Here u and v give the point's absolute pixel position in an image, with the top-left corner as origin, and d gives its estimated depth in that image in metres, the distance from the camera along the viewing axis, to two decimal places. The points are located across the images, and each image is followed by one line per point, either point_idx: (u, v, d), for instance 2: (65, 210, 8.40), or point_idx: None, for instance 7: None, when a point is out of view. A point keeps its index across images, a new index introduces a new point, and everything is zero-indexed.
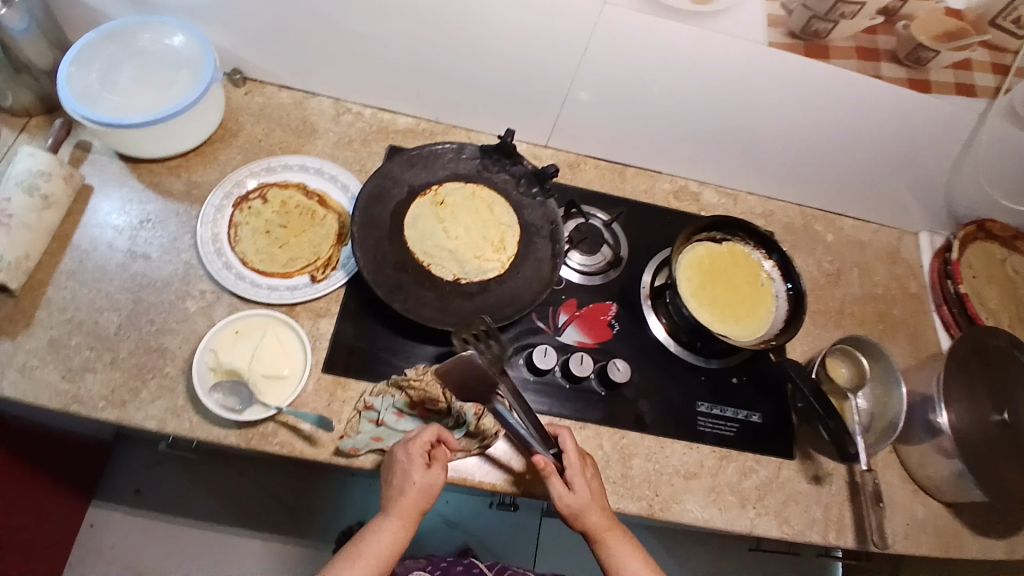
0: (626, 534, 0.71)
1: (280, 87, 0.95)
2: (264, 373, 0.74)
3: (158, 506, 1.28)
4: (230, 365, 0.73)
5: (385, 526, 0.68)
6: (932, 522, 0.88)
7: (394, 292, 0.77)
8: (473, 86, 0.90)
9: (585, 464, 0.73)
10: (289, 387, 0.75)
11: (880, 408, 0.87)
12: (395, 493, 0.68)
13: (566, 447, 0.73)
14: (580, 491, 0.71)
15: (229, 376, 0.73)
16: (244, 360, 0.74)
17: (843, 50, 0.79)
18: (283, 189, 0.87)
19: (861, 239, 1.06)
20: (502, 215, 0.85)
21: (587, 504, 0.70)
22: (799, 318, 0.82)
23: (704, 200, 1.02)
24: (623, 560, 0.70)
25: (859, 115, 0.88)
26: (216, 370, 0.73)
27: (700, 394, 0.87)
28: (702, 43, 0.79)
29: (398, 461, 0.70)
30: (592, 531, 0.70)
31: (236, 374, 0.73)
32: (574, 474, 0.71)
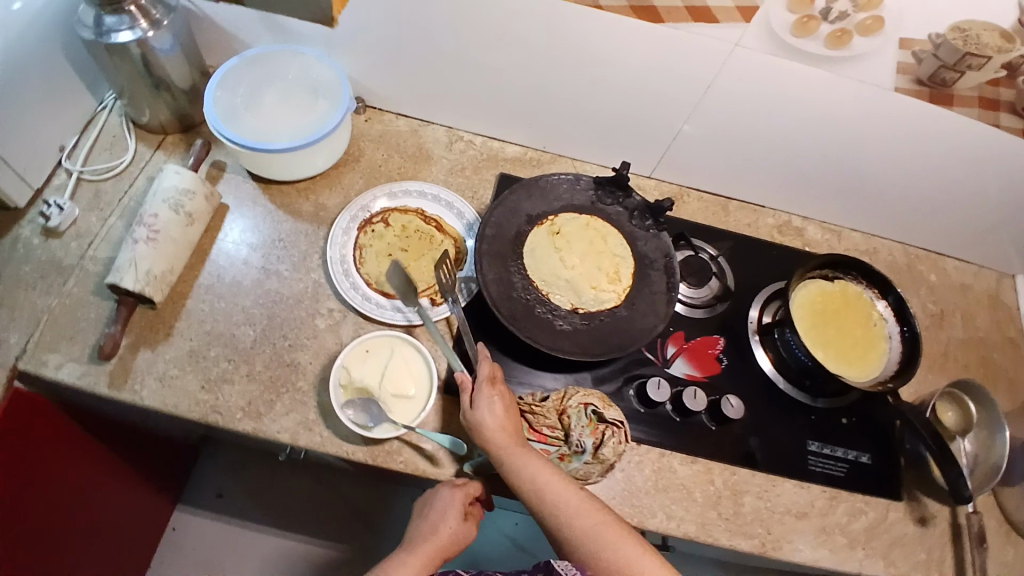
0: (530, 451, 0.70)
1: (398, 115, 0.99)
2: (393, 393, 0.76)
3: (237, 510, 1.32)
4: (361, 383, 0.76)
5: (408, 556, 0.69)
6: None
7: (516, 320, 0.79)
8: (586, 119, 0.93)
9: (490, 387, 0.73)
10: (416, 407, 0.77)
11: (983, 453, 0.85)
12: (424, 527, 0.71)
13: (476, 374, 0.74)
14: (483, 408, 0.71)
15: (359, 394, 0.76)
16: (373, 379, 0.76)
17: (966, 99, 0.79)
18: (403, 214, 0.90)
19: (965, 282, 1.05)
20: (616, 247, 0.87)
21: (506, 421, 0.72)
22: (915, 364, 0.82)
23: (808, 236, 1.02)
24: (533, 475, 0.68)
25: (977, 161, 0.88)
26: (347, 387, 0.76)
27: (809, 432, 0.87)
28: (827, 89, 0.81)
29: (433, 496, 0.73)
30: (496, 448, 0.70)
31: (366, 392, 0.76)
32: (481, 393, 0.73)
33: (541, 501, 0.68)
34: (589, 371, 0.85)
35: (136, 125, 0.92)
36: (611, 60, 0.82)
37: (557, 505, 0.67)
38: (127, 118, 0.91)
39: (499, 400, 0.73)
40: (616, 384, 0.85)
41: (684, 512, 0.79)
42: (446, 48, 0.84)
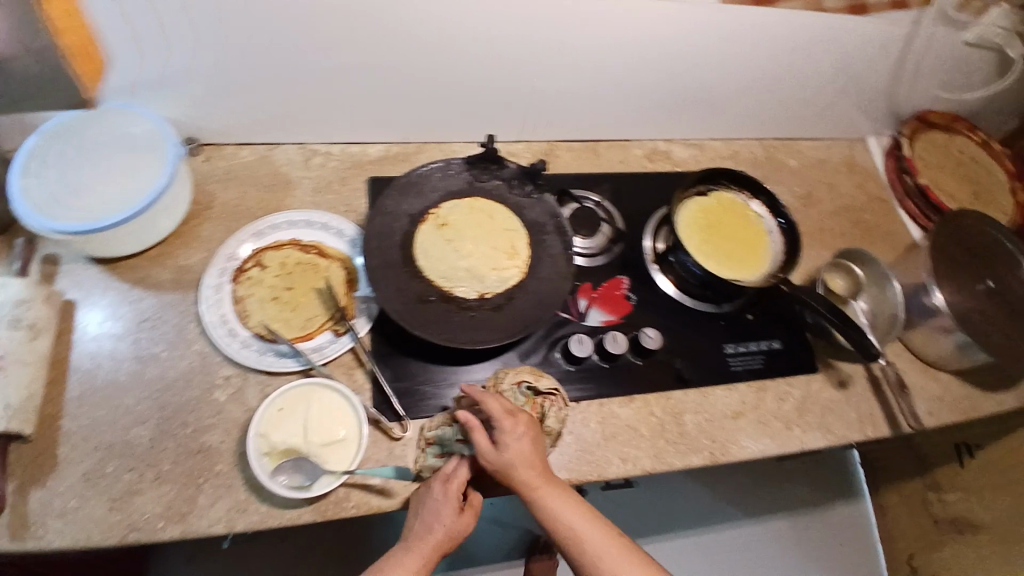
0: (561, 489, 0.70)
1: (240, 145, 0.91)
2: (322, 442, 0.72)
3: None
4: (285, 444, 0.72)
5: (409, 560, 0.68)
6: (951, 395, 0.97)
7: (427, 325, 0.76)
8: (441, 99, 0.90)
9: (513, 420, 0.71)
10: (350, 448, 0.73)
11: (880, 307, 0.95)
12: (423, 529, 0.69)
13: (493, 410, 0.70)
14: (509, 447, 0.69)
15: (287, 455, 0.72)
16: (297, 435, 0.72)
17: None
18: (278, 250, 0.83)
19: (821, 157, 1.13)
20: (506, 221, 0.86)
21: (530, 453, 0.70)
22: (797, 247, 0.88)
23: (676, 157, 1.05)
24: (566, 514, 0.68)
25: (804, 42, 0.93)
26: (271, 453, 0.71)
27: (723, 337, 0.93)
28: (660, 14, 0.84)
29: (431, 498, 0.70)
30: (523, 487, 0.68)
31: (293, 450, 0.72)
32: (501, 430, 0.70)
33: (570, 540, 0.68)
34: (513, 350, 0.86)
35: None
36: (447, 33, 0.80)
37: (593, 547, 0.68)
38: None
39: (524, 435, 0.70)
40: (542, 353, 0.86)
41: (638, 451, 0.83)
42: (271, 58, 0.78)
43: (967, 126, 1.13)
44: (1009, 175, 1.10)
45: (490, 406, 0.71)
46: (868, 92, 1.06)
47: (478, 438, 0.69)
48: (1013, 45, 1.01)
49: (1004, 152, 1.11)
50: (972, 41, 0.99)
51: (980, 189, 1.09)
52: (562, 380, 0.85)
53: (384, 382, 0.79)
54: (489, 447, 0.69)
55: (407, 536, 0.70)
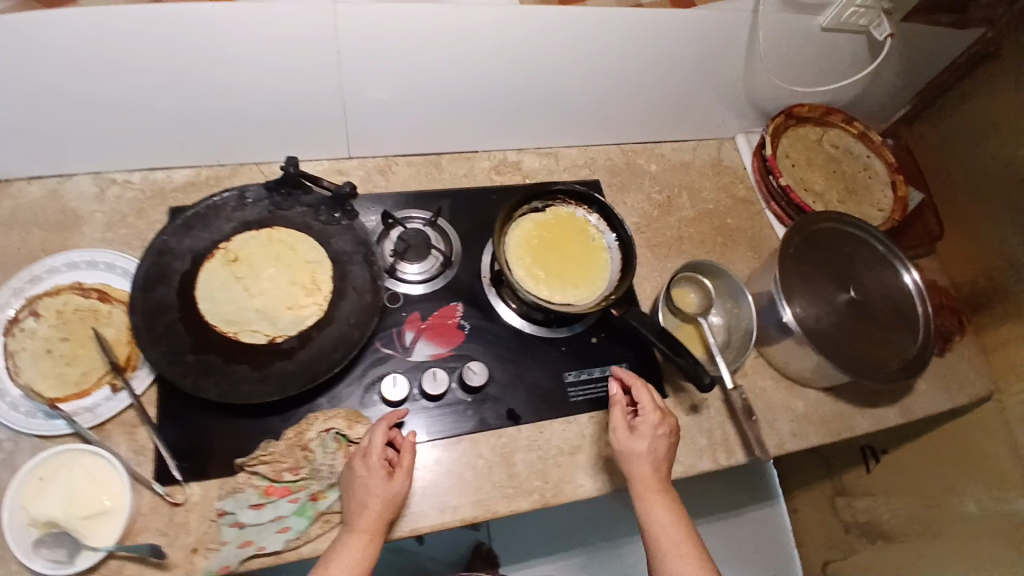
0: (667, 494, 0.72)
1: (29, 180, 0.83)
2: (83, 514, 0.66)
3: None
4: (38, 517, 0.65)
5: (359, 540, 0.67)
6: (814, 412, 0.93)
7: (202, 376, 0.69)
8: (240, 119, 0.82)
9: (661, 415, 0.76)
10: (116, 518, 0.67)
11: (735, 321, 0.91)
12: (370, 506, 0.68)
13: (641, 398, 0.77)
14: (638, 437, 0.74)
15: (39, 529, 0.65)
16: (53, 507, 0.65)
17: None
18: (54, 296, 0.76)
19: (684, 160, 1.07)
20: (307, 253, 0.79)
21: (642, 453, 0.73)
22: (631, 265, 0.82)
23: (526, 167, 0.99)
24: (660, 518, 0.70)
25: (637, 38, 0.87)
26: (21, 528, 0.64)
27: (564, 364, 0.86)
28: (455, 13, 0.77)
29: (376, 475, 0.69)
30: (635, 482, 0.73)
31: (46, 524, 0.65)
32: (642, 421, 0.75)
33: (657, 542, 0.69)
34: (324, 393, 0.79)
35: None
36: (219, 52, 0.72)
37: (670, 546, 0.69)
38: None
39: (656, 432, 0.75)
40: (357, 396, 0.79)
41: (459, 498, 0.76)
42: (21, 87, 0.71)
43: (841, 117, 1.10)
44: (890, 169, 1.09)
45: (644, 396, 0.77)
46: (727, 86, 1.00)
47: (643, 401, 0.76)
48: (880, 26, 0.96)
49: (883, 144, 1.10)
50: (829, 24, 0.94)
51: (850, 184, 1.08)
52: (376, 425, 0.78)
53: (161, 442, 0.72)
54: (625, 430, 0.75)
55: (353, 519, 0.68)
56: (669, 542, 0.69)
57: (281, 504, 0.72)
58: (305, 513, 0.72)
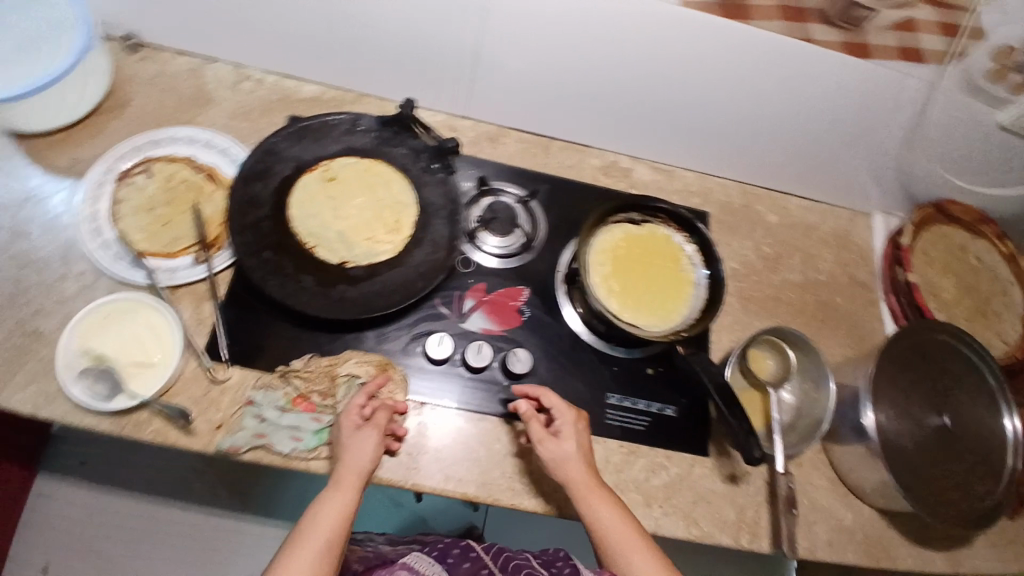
0: (608, 494, 0.70)
1: (177, 52, 0.89)
2: (131, 361, 0.71)
3: (102, 479, 1.30)
4: (98, 352, 0.71)
5: (339, 496, 0.66)
6: (862, 530, 0.84)
7: (270, 276, 0.72)
8: (379, 51, 0.85)
9: (576, 417, 0.75)
10: (156, 375, 0.71)
11: (808, 405, 0.83)
12: (354, 463, 0.67)
13: (550, 402, 0.75)
14: (564, 440, 0.72)
15: (95, 363, 0.70)
16: (111, 347, 0.71)
17: (764, 10, 0.76)
18: (170, 163, 0.82)
19: (808, 221, 0.99)
20: (398, 193, 0.79)
21: (568, 448, 0.72)
22: (717, 306, 0.76)
23: (636, 177, 0.94)
24: (610, 518, 0.68)
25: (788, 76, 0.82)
26: (82, 356, 0.70)
27: (611, 385, 0.82)
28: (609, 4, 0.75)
29: (362, 435, 0.69)
30: (572, 485, 0.70)
31: (102, 360, 0.70)
32: (561, 424, 0.74)
33: (612, 543, 0.67)
34: (373, 329, 0.79)
35: None
36: None
37: (616, 545, 0.67)
38: None
39: (576, 430, 0.74)
40: (401, 342, 0.79)
41: (465, 474, 0.75)
42: None
43: (995, 231, 0.98)
44: None
45: (548, 397, 0.76)
46: (877, 150, 0.94)
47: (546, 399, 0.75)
48: None
49: None
50: (1008, 124, 0.87)
51: (982, 305, 0.96)
52: (411, 375, 0.78)
53: (221, 319, 0.76)
54: (548, 437, 0.72)
55: (335, 476, 0.67)
56: (624, 540, 0.67)
57: (303, 416, 0.73)
58: (317, 435, 0.72)
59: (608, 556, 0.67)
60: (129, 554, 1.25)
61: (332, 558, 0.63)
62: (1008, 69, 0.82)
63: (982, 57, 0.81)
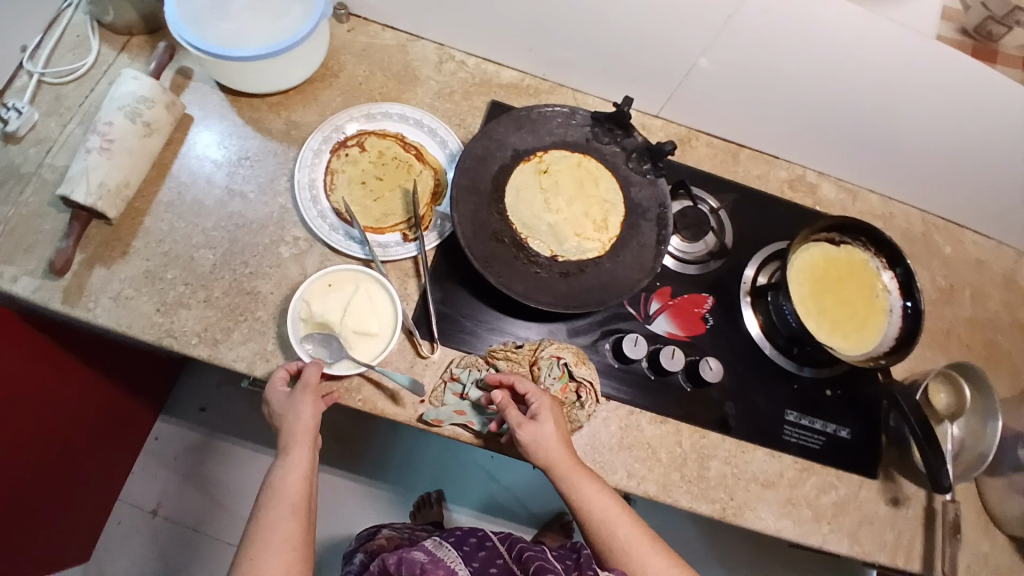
0: (590, 472, 0.67)
1: (385, 27, 0.93)
2: (355, 330, 0.72)
3: (220, 427, 1.34)
4: (322, 318, 0.72)
5: (297, 457, 0.63)
6: (1000, 561, 0.87)
7: (489, 263, 0.73)
8: (593, 50, 0.85)
9: (553, 401, 0.70)
10: (379, 344, 0.73)
11: (973, 441, 0.82)
12: (296, 426, 0.64)
13: (524, 387, 0.70)
14: (541, 418, 0.68)
15: (320, 329, 0.72)
16: (335, 314, 0.72)
17: (1010, 58, 0.77)
18: (381, 139, 0.84)
19: (981, 258, 0.98)
20: (606, 191, 0.80)
21: (551, 429, 0.67)
22: (915, 339, 0.77)
23: (821, 194, 0.94)
24: (594, 497, 0.65)
25: (1001, 129, 0.81)
26: (307, 321, 0.72)
27: (789, 402, 0.83)
28: (865, 39, 0.74)
29: (298, 398, 0.66)
30: (555, 467, 0.65)
31: (327, 327, 0.72)
32: (540, 406, 0.69)
33: (598, 520, 0.64)
34: (565, 322, 0.81)
35: (102, 26, 0.82)
36: None
37: (601, 521, 0.64)
38: (92, 17, 0.81)
39: (555, 411, 0.69)
40: (592, 337, 0.81)
41: (647, 472, 0.77)
42: None
43: None
44: None
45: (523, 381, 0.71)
46: None
47: (525, 384, 0.70)
48: None
49: None
50: None
51: None
52: (601, 373, 0.79)
53: (432, 298, 0.78)
54: (528, 420, 0.67)
55: (283, 441, 0.64)
56: (610, 516, 0.65)
57: None
58: None
59: (595, 537, 0.65)
60: (245, 498, 1.30)
61: (301, 518, 0.60)
62: None
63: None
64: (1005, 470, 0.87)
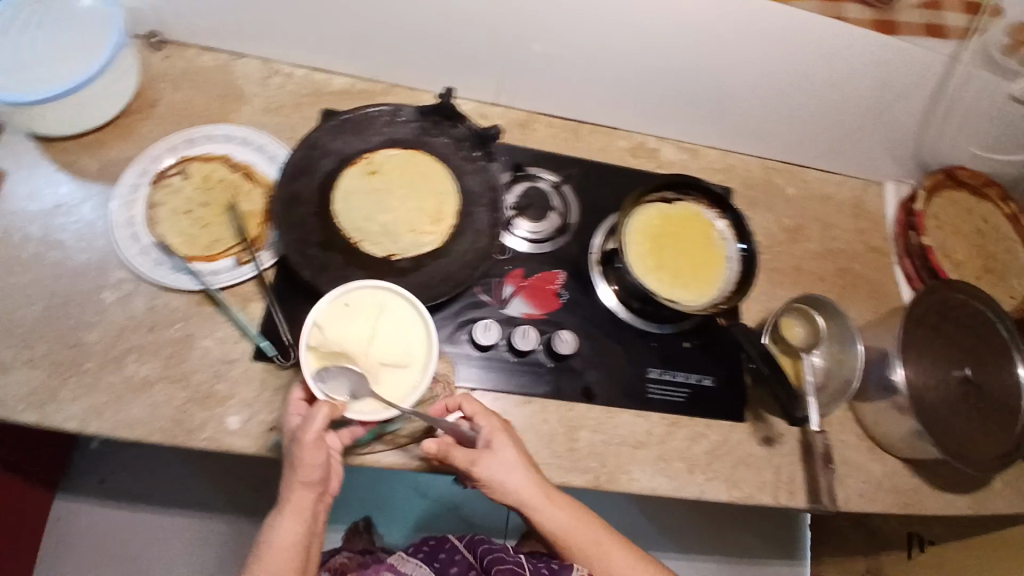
0: (560, 494, 0.70)
1: (202, 50, 0.90)
2: (381, 361, 0.67)
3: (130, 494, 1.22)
4: (336, 345, 0.67)
5: (289, 517, 0.62)
6: (891, 482, 0.89)
7: (320, 273, 0.72)
8: (411, 44, 0.85)
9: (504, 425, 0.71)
10: (414, 380, 0.68)
11: (836, 367, 0.85)
12: (302, 478, 0.62)
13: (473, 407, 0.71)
14: (498, 442, 0.69)
15: (332, 357, 0.66)
16: (348, 341, 0.67)
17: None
18: (205, 163, 0.82)
19: (826, 192, 1.02)
20: (440, 184, 0.79)
21: (511, 457, 0.68)
22: (750, 280, 0.80)
23: (663, 157, 0.97)
24: (563, 520, 0.68)
25: (815, 59, 0.83)
26: (323, 350, 0.66)
27: (650, 360, 0.85)
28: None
29: (293, 450, 0.63)
30: (521, 496, 0.67)
31: (349, 356, 0.66)
32: (490, 433, 0.69)
33: (570, 540, 0.69)
34: None
35: None
36: None
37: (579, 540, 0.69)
38: None
39: (509, 431, 0.71)
40: (446, 331, 0.81)
41: None
42: None
43: (997, 193, 1.02)
44: None
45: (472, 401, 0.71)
46: (895, 134, 0.96)
47: (468, 407, 0.71)
48: None
49: None
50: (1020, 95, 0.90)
51: (991, 263, 1.00)
52: (458, 364, 0.80)
53: (282, 320, 0.77)
54: (485, 452, 0.68)
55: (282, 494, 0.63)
56: (577, 533, 0.69)
57: None
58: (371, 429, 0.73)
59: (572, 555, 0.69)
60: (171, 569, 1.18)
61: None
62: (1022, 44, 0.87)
63: (1000, 31, 0.85)
64: (873, 394, 0.87)
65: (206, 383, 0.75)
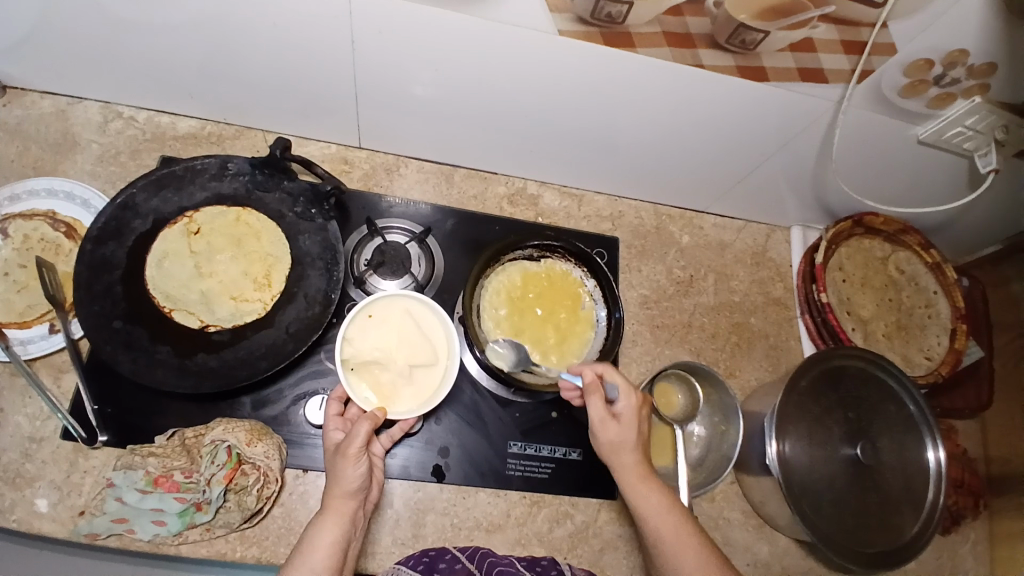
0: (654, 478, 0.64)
1: (41, 93, 0.82)
2: (411, 363, 0.69)
3: None
4: (370, 354, 0.68)
5: (326, 524, 0.60)
6: (782, 566, 0.82)
7: (122, 351, 0.65)
8: (255, 92, 0.78)
9: (641, 402, 0.66)
10: (437, 375, 0.70)
11: (718, 439, 0.81)
12: (336, 488, 0.62)
13: (617, 382, 0.65)
14: (624, 428, 0.65)
15: (369, 367, 0.68)
16: (383, 348, 0.69)
17: (649, 38, 0.64)
18: (28, 220, 0.75)
19: (723, 240, 0.97)
20: (270, 244, 0.73)
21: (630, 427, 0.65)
22: (612, 352, 0.73)
23: (543, 205, 0.92)
24: (655, 504, 0.61)
25: (683, 100, 0.72)
26: (354, 361, 0.68)
27: (511, 432, 0.78)
28: (487, 53, 0.67)
29: (336, 461, 0.62)
30: (621, 474, 0.64)
31: (380, 363, 0.68)
32: (626, 408, 0.65)
33: (648, 532, 0.61)
34: (249, 394, 0.73)
35: None
36: (237, 36, 0.67)
37: (658, 530, 0.60)
38: None
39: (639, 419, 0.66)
40: (282, 406, 0.73)
41: None
42: (32, 19, 0.67)
43: (917, 240, 0.94)
44: (956, 312, 0.92)
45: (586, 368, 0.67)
46: (800, 180, 0.88)
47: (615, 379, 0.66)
48: (986, 156, 0.79)
49: (956, 284, 0.93)
50: (927, 138, 0.77)
51: (904, 318, 0.94)
52: (292, 442, 0.73)
53: (87, 397, 0.70)
54: (609, 419, 0.65)
55: (324, 503, 0.62)
56: (665, 529, 0.60)
57: (166, 498, 0.67)
58: (181, 519, 0.66)
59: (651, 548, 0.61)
60: None
61: None
62: (925, 84, 0.69)
63: (893, 70, 0.67)
64: (756, 470, 0.79)
65: (16, 462, 0.68)
